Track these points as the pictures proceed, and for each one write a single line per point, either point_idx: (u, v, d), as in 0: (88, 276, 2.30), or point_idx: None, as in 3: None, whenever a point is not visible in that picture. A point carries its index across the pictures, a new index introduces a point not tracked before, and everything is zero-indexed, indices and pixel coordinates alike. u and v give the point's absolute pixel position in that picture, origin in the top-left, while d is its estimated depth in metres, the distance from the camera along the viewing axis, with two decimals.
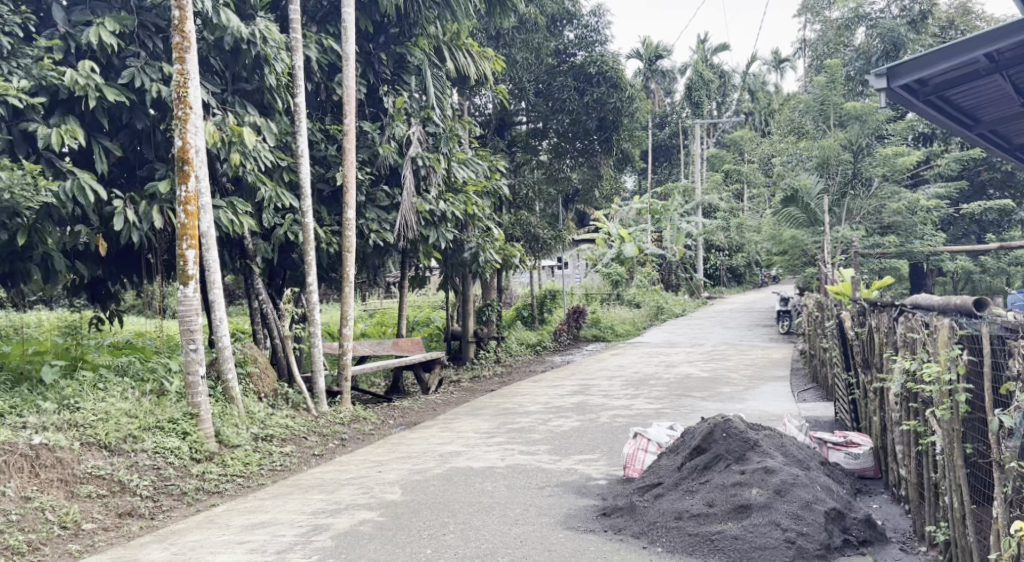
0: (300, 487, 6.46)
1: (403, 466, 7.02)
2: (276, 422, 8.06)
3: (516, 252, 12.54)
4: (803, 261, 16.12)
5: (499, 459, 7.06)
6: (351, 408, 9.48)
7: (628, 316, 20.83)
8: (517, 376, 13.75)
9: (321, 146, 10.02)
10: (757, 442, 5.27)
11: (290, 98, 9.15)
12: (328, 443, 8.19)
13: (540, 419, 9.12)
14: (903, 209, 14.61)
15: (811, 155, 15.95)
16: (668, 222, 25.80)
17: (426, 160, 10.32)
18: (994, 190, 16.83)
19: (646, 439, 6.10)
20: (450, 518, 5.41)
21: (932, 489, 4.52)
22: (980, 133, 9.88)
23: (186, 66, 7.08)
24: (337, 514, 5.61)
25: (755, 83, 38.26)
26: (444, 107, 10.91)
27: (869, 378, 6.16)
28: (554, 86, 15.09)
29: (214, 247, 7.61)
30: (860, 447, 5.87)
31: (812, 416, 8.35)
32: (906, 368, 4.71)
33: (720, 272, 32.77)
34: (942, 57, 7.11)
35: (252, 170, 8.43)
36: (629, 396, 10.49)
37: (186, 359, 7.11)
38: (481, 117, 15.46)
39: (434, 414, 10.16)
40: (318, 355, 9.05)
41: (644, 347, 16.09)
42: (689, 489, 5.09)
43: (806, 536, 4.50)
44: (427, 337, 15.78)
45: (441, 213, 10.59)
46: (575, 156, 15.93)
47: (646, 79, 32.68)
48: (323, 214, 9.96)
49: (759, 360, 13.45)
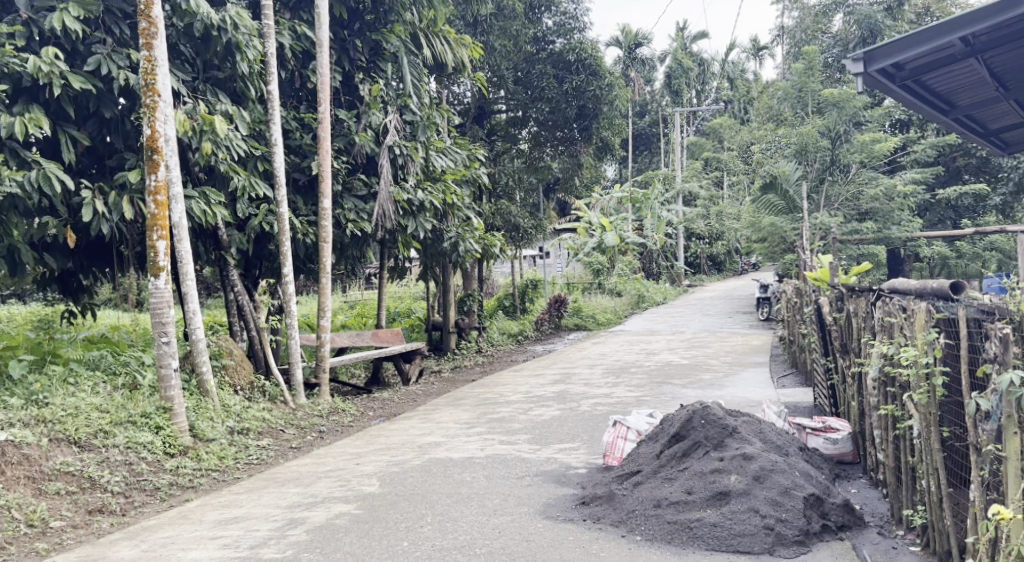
0: (275, 481, 6.37)
1: (381, 458, 6.95)
2: (252, 414, 7.96)
3: (496, 241, 12.43)
4: (782, 248, 16.19)
5: (479, 449, 7.01)
6: (329, 400, 9.38)
7: (609, 305, 20.84)
8: (498, 366, 13.71)
9: (295, 135, 9.88)
10: (735, 429, 5.25)
11: (263, 86, 9.03)
12: (306, 436, 8.10)
13: (520, 409, 9.09)
14: (881, 195, 14.68)
15: (789, 143, 15.80)
16: (649, 211, 25.82)
17: (403, 149, 10.25)
18: (969, 175, 16.94)
19: (626, 427, 6.08)
20: (428, 510, 5.35)
21: (909, 473, 4.51)
22: (955, 117, 9.92)
23: (154, 52, 6.94)
24: (313, 508, 5.53)
25: (734, 71, 38.41)
26: (422, 95, 10.80)
27: (847, 363, 6.16)
28: (533, 73, 15.04)
29: (186, 238, 7.48)
30: (838, 432, 5.87)
31: (792, 401, 8.37)
32: (884, 352, 4.69)
33: (700, 260, 32.89)
34: (918, 41, 7.10)
35: (224, 159, 8.27)
36: (610, 384, 10.47)
37: (158, 353, 7.00)
38: (460, 106, 15.41)
39: (414, 406, 10.09)
40: (295, 348, 8.95)
41: (625, 335, 16.08)
42: (668, 477, 5.05)
43: (785, 522, 4.48)
44: (408, 328, 15.71)
45: (419, 202, 10.48)
46: (555, 145, 15.74)
47: (625, 67, 32.71)
48: (299, 204, 9.86)
49: (738, 347, 13.49)
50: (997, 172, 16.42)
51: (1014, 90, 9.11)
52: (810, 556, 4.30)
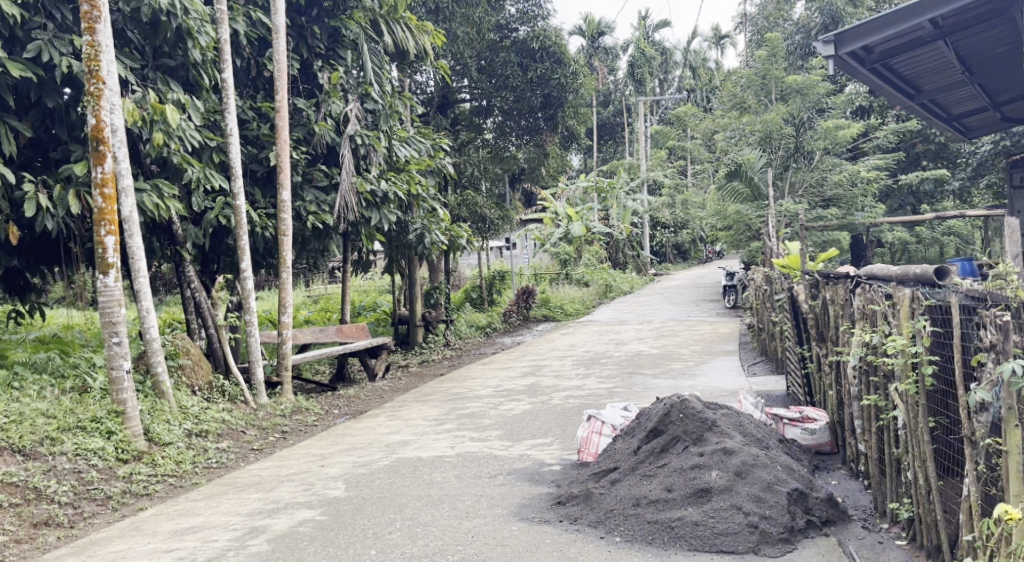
0: (236, 486, 6.07)
1: (347, 459, 6.68)
2: (211, 416, 7.63)
3: (463, 233, 12.16)
4: (747, 236, 16.14)
5: (449, 447, 6.78)
6: (292, 399, 9.06)
7: (578, 296, 20.69)
8: (467, 359, 13.47)
9: (252, 125, 9.52)
10: (715, 422, 5.09)
11: (217, 74, 8.69)
12: (268, 437, 7.81)
13: (490, 404, 8.86)
14: (844, 181, 14.62)
15: (753, 130, 15.68)
16: (615, 200, 25.68)
17: (365, 138, 9.95)
18: (928, 161, 17.04)
19: (600, 421, 5.89)
20: (397, 514, 5.10)
21: (894, 465, 4.37)
22: (920, 102, 9.84)
23: (97, 37, 6.55)
24: (275, 515, 5.26)
25: (696, 59, 38.48)
26: (383, 83, 10.47)
27: (824, 351, 6.01)
28: (497, 61, 14.84)
29: (138, 233, 7.12)
30: (816, 422, 5.73)
31: (765, 390, 8.25)
32: (866, 340, 4.54)
33: (666, 249, 32.92)
34: (887, 24, 6.97)
35: (177, 151, 7.91)
36: (580, 376, 10.28)
37: (109, 354, 6.64)
38: (423, 95, 15.20)
39: (380, 402, 9.83)
40: (255, 346, 8.62)
41: (594, 326, 15.91)
42: (647, 474, 4.87)
43: (769, 519, 4.32)
44: (374, 321, 15.44)
45: (383, 193, 10.18)
46: (519, 134, 15.51)
47: (589, 57, 32.68)
48: (257, 197, 9.53)
49: (707, 335, 13.41)
50: (956, 158, 16.51)
51: (980, 73, 9.06)
52: (796, 554, 4.16)
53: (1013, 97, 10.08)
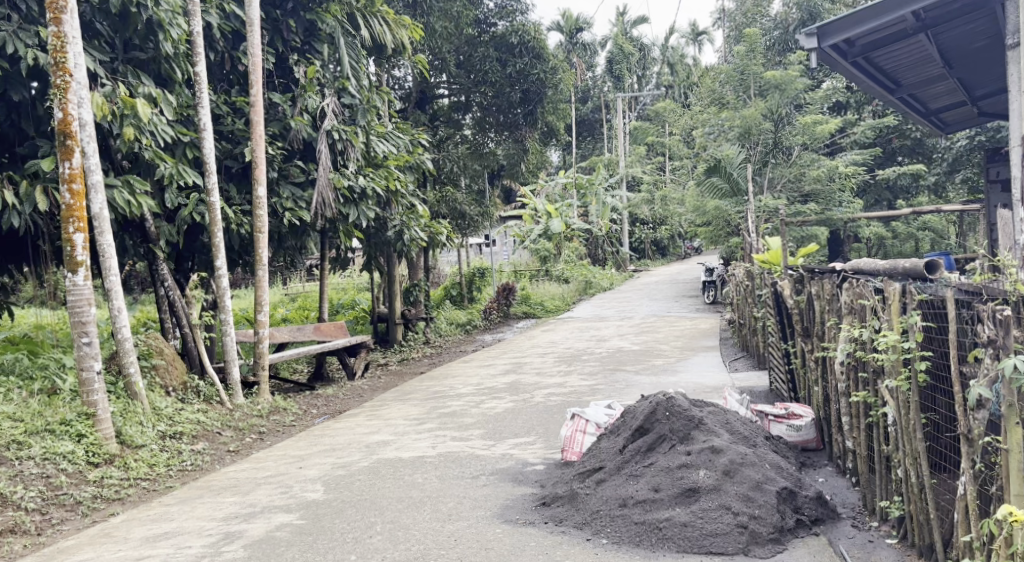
0: (211, 490, 5.90)
1: (326, 460, 6.53)
2: (185, 417, 7.45)
3: (442, 229, 12.00)
4: (726, 231, 16.11)
5: (430, 447, 6.64)
6: (269, 399, 8.88)
7: (557, 292, 20.63)
8: (447, 357, 13.32)
9: (227, 120, 9.32)
10: (701, 420, 5.01)
11: (190, 68, 8.48)
12: (245, 438, 7.62)
13: (471, 402, 8.73)
14: (823, 177, 14.82)
15: (732, 125, 15.47)
16: (594, 197, 25.58)
17: (343, 133, 9.76)
18: (904, 156, 17.12)
19: (584, 419, 5.79)
20: (378, 517, 4.97)
21: (884, 462, 4.30)
22: (899, 96, 9.83)
23: (63, 28, 6.33)
24: (252, 519, 5.10)
25: (674, 56, 38.50)
26: (360, 77, 10.29)
27: (810, 347, 5.93)
28: (476, 57, 14.68)
29: (109, 231, 6.90)
30: (802, 418, 5.65)
31: (747, 386, 8.20)
32: (854, 335, 4.47)
33: (645, 245, 32.89)
34: (870, 16, 6.89)
35: (148, 146, 7.70)
36: (562, 373, 10.18)
37: (79, 355, 6.42)
38: (401, 91, 15.01)
39: (360, 401, 9.66)
40: (231, 345, 8.43)
41: (574, 322, 15.83)
42: (633, 474, 4.77)
43: (758, 519, 4.23)
44: (352, 320, 15.27)
45: (361, 189, 10.01)
46: (498, 130, 15.38)
47: (568, 53, 32.63)
48: (232, 193, 9.33)
49: (687, 331, 13.37)
50: (931, 153, 16.59)
51: (959, 67, 9.04)
52: (787, 555, 4.08)
53: (991, 92, 10.12)
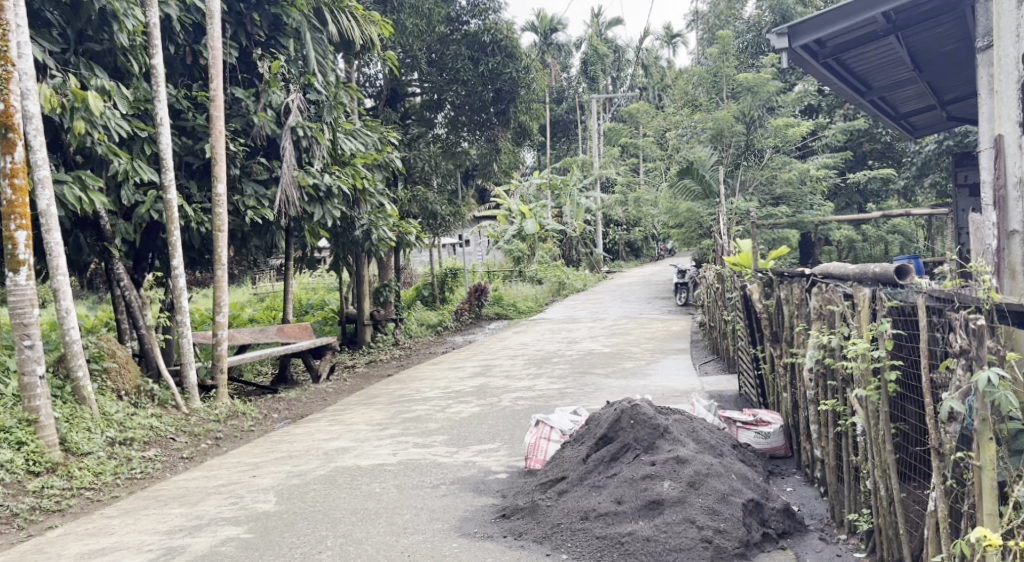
0: (157, 500, 5.65)
1: (282, 468, 6.29)
2: (137, 422, 7.17)
3: (412, 229, 11.75)
4: (699, 233, 15.87)
5: (390, 455, 6.43)
6: (227, 403, 8.57)
7: (530, 293, 20.48)
8: (416, 359, 13.08)
9: (188, 116, 8.96)
10: (666, 429, 4.86)
11: (148, 60, 8.17)
12: (200, 444, 7.34)
13: (437, 406, 8.53)
14: (794, 180, 14.71)
15: (705, 127, 15.42)
16: (568, 198, 25.43)
17: (308, 130, 9.45)
18: (874, 160, 17.16)
19: (549, 426, 5.64)
20: (330, 531, 4.76)
21: (852, 473, 4.18)
22: (870, 99, 9.76)
23: (5, 16, 6.03)
24: (197, 532, 4.87)
25: (649, 58, 38.46)
26: (327, 73, 10.00)
27: (779, 352, 5.78)
28: (448, 55, 14.40)
29: (56, 227, 6.58)
30: (770, 425, 5.53)
31: (717, 391, 8.08)
32: (824, 343, 4.34)
33: (619, 247, 32.86)
34: (841, 16, 6.77)
35: (101, 140, 7.38)
36: (531, 376, 10.01)
37: (20, 358, 6.15)
38: (373, 89, 14.86)
39: (323, 405, 9.40)
40: (188, 347, 8.15)
41: (546, 324, 15.67)
42: (596, 485, 4.62)
43: (724, 533, 4.07)
44: (321, 321, 14.96)
45: (326, 188, 9.76)
46: (471, 129, 15.17)
47: (542, 53, 32.54)
48: (191, 191, 9.06)
49: (659, 333, 13.25)
50: (901, 156, 16.65)
51: (928, 71, 8.99)
52: None
53: (961, 96, 10.08)
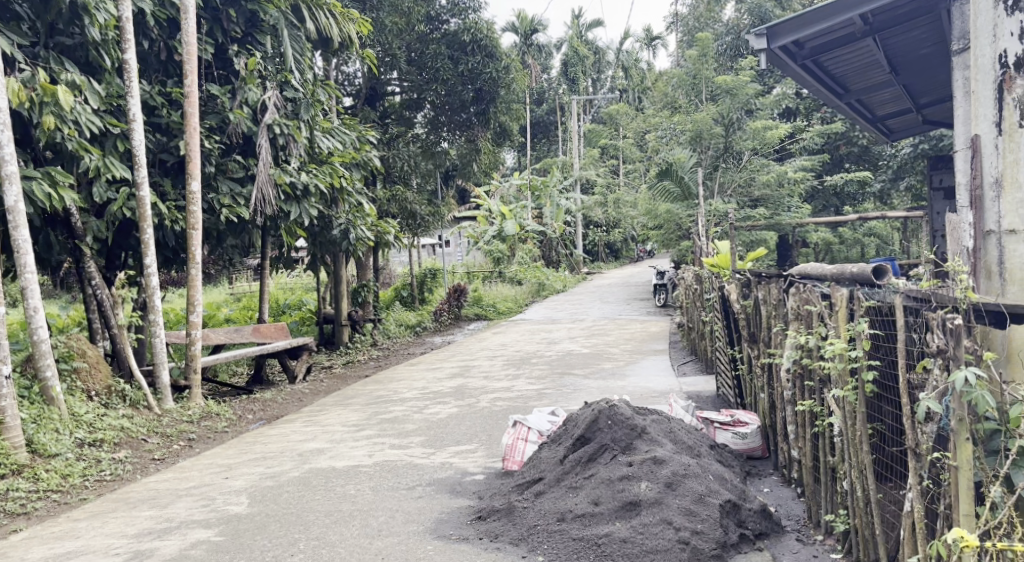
0: (126, 502, 5.53)
1: (255, 470, 6.19)
2: (107, 423, 7.03)
3: (390, 228, 11.65)
4: (677, 235, 15.80)
5: (366, 456, 6.35)
6: (201, 404, 8.44)
7: (510, 294, 20.45)
8: (394, 360, 12.98)
9: (162, 112, 8.82)
10: (644, 429, 4.83)
11: (120, 55, 8.02)
12: (173, 445, 7.21)
13: (415, 407, 8.45)
14: (771, 182, 14.73)
15: (684, 130, 15.49)
16: (548, 199, 25.31)
17: (285, 128, 9.35)
18: (851, 163, 17.31)
19: (526, 427, 5.59)
20: (302, 534, 4.68)
21: (829, 473, 4.16)
22: (848, 101, 9.81)
23: None
24: (166, 536, 4.78)
25: (629, 60, 38.60)
26: (304, 70, 9.88)
27: (757, 353, 5.76)
28: (427, 54, 14.30)
29: (24, 224, 6.46)
30: (747, 426, 5.51)
31: (695, 391, 8.07)
32: (802, 343, 4.32)
33: (598, 248, 32.92)
34: (820, 17, 6.77)
35: (72, 136, 7.24)
36: (510, 376, 9.96)
37: None
38: (351, 88, 14.80)
39: (299, 406, 9.28)
40: (160, 346, 8.01)
41: (526, 325, 15.62)
42: (573, 486, 4.58)
43: (700, 535, 4.04)
44: (298, 321, 14.83)
45: (303, 186, 9.66)
46: (451, 128, 15.09)
47: (523, 54, 32.52)
48: (165, 188, 8.91)
49: (638, 334, 13.26)
50: (877, 160, 16.80)
51: (905, 74, 9.04)
52: None
53: (936, 100, 10.15)
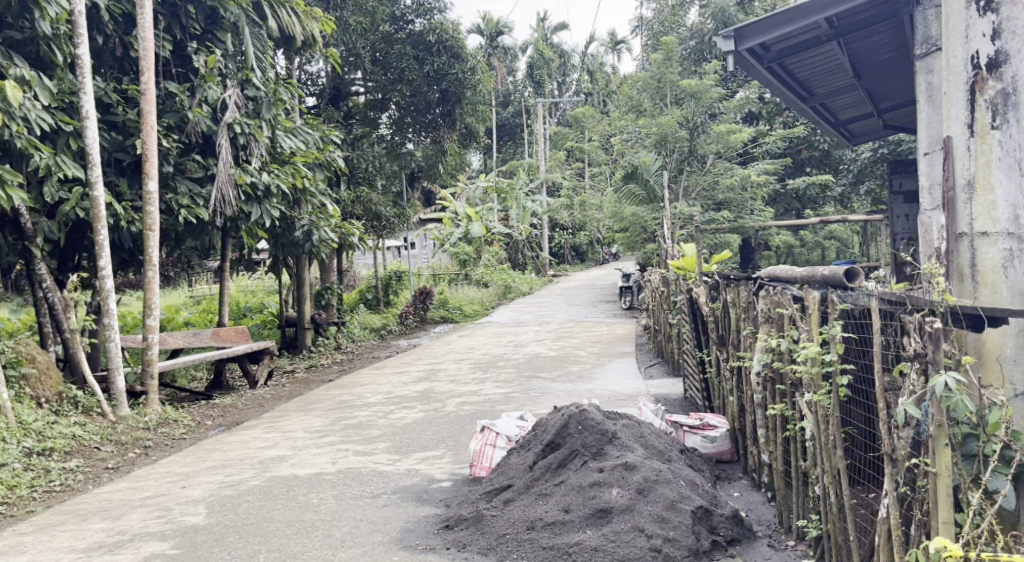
0: (77, 515, 5.31)
1: (214, 478, 6.00)
2: (58, 431, 6.79)
3: (355, 230, 11.45)
4: (643, 237, 15.82)
5: (329, 464, 6.19)
6: (158, 410, 8.19)
7: (476, 296, 20.28)
8: (359, 363, 12.79)
9: (117, 110, 8.54)
10: (615, 434, 4.76)
11: (73, 51, 7.74)
12: (128, 453, 6.97)
13: (380, 412, 8.30)
14: (735, 185, 14.83)
15: (649, 133, 15.51)
16: (514, 202, 25.14)
17: (245, 127, 9.15)
18: (812, 167, 17.47)
19: (495, 432, 5.48)
20: (262, 545, 4.52)
21: (801, 478, 4.12)
22: (812, 104, 9.85)
23: None
24: (118, 550, 4.58)
25: (593, 63, 38.68)
26: (266, 69, 9.65)
27: (726, 356, 5.71)
28: (392, 54, 14.14)
29: None
30: (716, 429, 5.47)
31: (663, 394, 8.03)
32: (773, 346, 4.27)
33: (564, 251, 32.93)
34: (786, 20, 6.76)
35: (21, 133, 6.96)
36: (477, 380, 9.84)
37: None
38: (315, 88, 14.59)
39: (260, 412, 9.06)
40: (116, 352, 7.76)
41: (492, 327, 15.48)
42: (542, 493, 4.48)
43: (672, 542, 3.96)
44: (259, 324, 14.54)
45: (264, 186, 9.46)
46: (417, 129, 14.94)
47: (488, 56, 32.45)
48: (121, 188, 8.65)
49: (605, 336, 13.21)
50: (838, 164, 16.98)
51: (868, 78, 9.09)
52: None
53: (898, 104, 10.23)
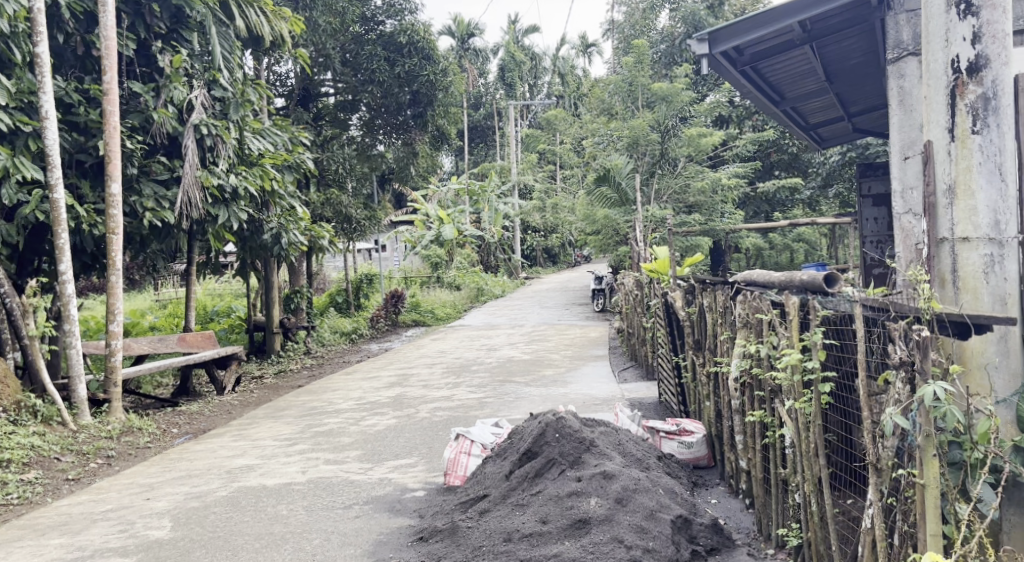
0: (34, 530, 5.12)
1: (179, 490, 5.82)
2: (16, 442, 6.56)
3: (325, 233, 11.27)
4: (615, 240, 15.80)
5: (299, 473, 6.04)
6: (122, 418, 7.97)
7: (448, 299, 20.13)
8: (329, 368, 12.59)
9: (79, 111, 8.30)
10: (592, 442, 4.69)
11: (31, 49, 7.50)
12: (89, 463, 6.75)
13: (351, 419, 8.14)
14: (707, 189, 14.85)
15: (620, 136, 15.47)
16: (487, 204, 24.99)
17: (212, 128, 8.95)
18: (780, 171, 17.57)
19: (469, 440, 5.37)
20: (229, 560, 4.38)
21: (780, 485, 4.07)
22: (784, 108, 9.86)
23: None
24: None
25: (564, 66, 38.63)
26: (234, 69, 9.45)
27: (702, 361, 5.66)
28: (363, 54, 13.97)
29: None
30: (692, 435, 5.41)
31: (638, 399, 7.97)
32: (751, 353, 4.22)
33: (536, 253, 32.86)
34: (760, 24, 6.73)
35: None
36: (450, 385, 9.72)
37: None
38: (283, 89, 14.37)
39: (228, 419, 8.86)
40: (77, 359, 7.53)
41: (464, 330, 15.35)
42: (519, 503, 4.39)
43: (652, 552, 3.87)
44: (227, 329, 14.28)
45: (231, 189, 9.26)
46: (387, 131, 14.78)
47: (459, 58, 32.32)
48: (83, 190, 8.41)
49: (578, 339, 13.14)
50: (807, 167, 17.07)
51: (839, 82, 9.11)
52: None
53: (867, 108, 10.29)
